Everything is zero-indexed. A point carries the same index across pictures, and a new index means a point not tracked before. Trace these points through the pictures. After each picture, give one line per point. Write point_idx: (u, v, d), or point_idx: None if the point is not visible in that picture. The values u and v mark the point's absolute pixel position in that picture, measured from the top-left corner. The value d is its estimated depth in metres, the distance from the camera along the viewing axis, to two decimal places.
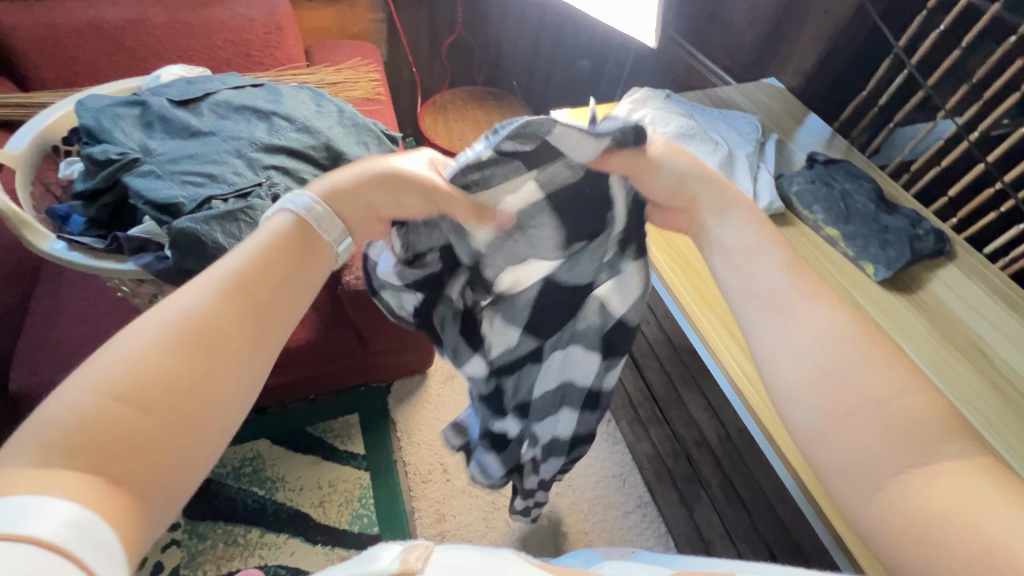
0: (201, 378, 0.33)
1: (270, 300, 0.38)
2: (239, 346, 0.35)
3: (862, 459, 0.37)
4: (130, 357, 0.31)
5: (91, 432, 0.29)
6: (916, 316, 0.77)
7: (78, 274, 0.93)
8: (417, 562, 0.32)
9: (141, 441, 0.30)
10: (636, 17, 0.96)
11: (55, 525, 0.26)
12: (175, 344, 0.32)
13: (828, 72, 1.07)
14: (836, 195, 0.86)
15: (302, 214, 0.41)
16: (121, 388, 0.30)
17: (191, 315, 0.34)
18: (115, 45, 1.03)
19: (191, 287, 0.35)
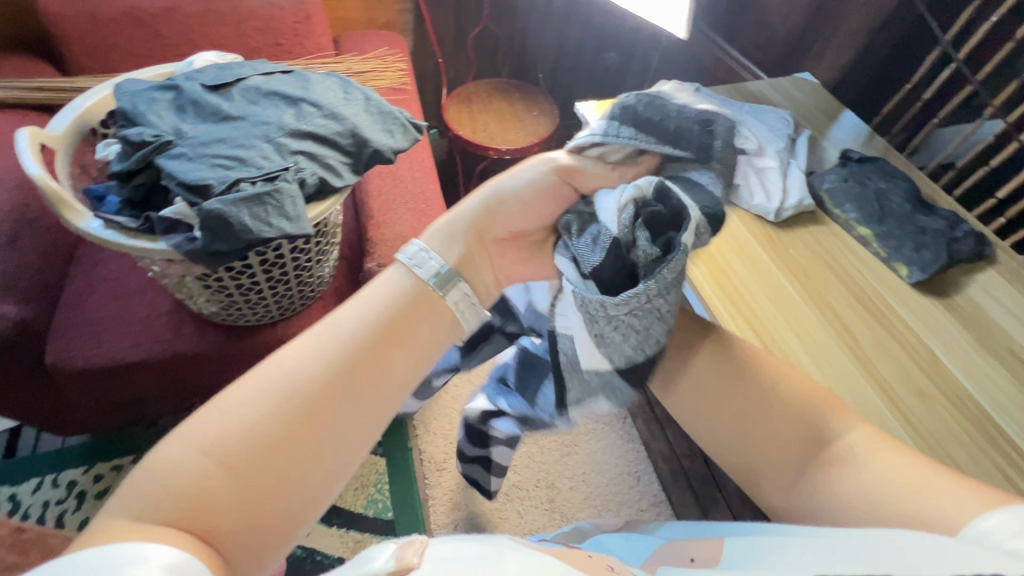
0: (285, 443, 0.37)
1: (369, 370, 0.41)
2: (328, 413, 0.39)
3: (761, 471, 0.48)
4: (234, 421, 0.36)
5: (190, 492, 0.34)
6: (948, 318, 0.75)
7: (111, 255, 0.96)
8: (413, 557, 0.33)
9: (228, 498, 0.35)
10: (665, 7, 0.94)
11: (160, 566, 0.31)
12: (276, 411, 0.37)
13: (865, 67, 1.04)
14: (869, 194, 0.83)
15: (410, 266, 0.46)
16: (212, 449, 0.35)
17: (292, 381, 0.39)
18: (151, 32, 1.06)
19: (300, 352, 0.40)
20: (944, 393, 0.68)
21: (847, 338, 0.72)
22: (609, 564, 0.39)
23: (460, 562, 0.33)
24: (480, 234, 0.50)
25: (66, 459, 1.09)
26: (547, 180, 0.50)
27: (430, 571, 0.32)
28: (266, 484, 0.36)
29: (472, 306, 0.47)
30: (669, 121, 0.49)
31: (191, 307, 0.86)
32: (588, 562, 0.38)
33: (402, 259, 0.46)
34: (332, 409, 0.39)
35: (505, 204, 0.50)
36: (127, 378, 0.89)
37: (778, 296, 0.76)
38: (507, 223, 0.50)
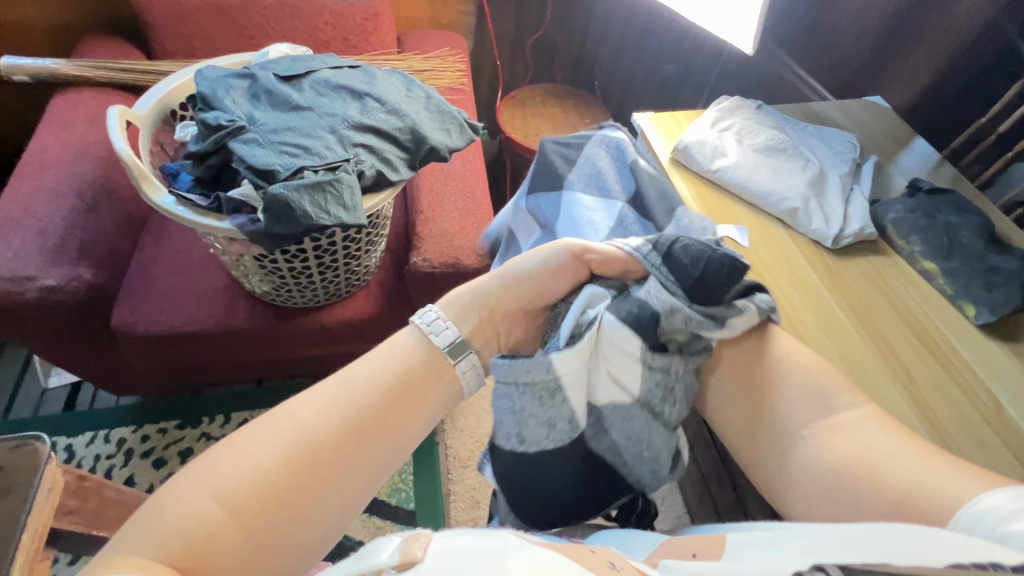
0: (285, 494, 0.38)
1: (361, 442, 0.42)
2: (337, 465, 0.40)
3: (785, 480, 0.46)
4: (243, 468, 0.38)
5: (196, 540, 0.35)
6: (1020, 367, 0.70)
7: (177, 229, 1.02)
8: (418, 551, 0.34)
9: (231, 545, 0.36)
10: (734, 21, 0.92)
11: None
12: (277, 461, 0.39)
13: (942, 94, 0.99)
14: (938, 228, 0.79)
15: (426, 331, 0.49)
16: (223, 495, 0.37)
17: (300, 432, 0.40)
18: (230, 23, 1.12)
19: (310, 405, 0.42)
20: (1010, 446, 0.63)
21: (904, 379, 0.68)
22: (612, 560, 0.38)
23: (465, 555, 0.34)
24: (510, 305, 0.54)
25: (118, 418, 1.16)
26: (554, 260, 0.55)
27: (432, 565, 0.33)
28: (257, 535, 0.37)
29: (477, 375, 0.49)
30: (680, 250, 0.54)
31: (247, 284, 0.91)
32: (589, 557, 0.37)
33: (420, 322, 0.49)
34: (325, 465, 0.40)
35: (523, 282, 0.55)
36: (182, 348, 0.94)
37: (832, 329, 0.73)
38: (518, 294, 0.54)
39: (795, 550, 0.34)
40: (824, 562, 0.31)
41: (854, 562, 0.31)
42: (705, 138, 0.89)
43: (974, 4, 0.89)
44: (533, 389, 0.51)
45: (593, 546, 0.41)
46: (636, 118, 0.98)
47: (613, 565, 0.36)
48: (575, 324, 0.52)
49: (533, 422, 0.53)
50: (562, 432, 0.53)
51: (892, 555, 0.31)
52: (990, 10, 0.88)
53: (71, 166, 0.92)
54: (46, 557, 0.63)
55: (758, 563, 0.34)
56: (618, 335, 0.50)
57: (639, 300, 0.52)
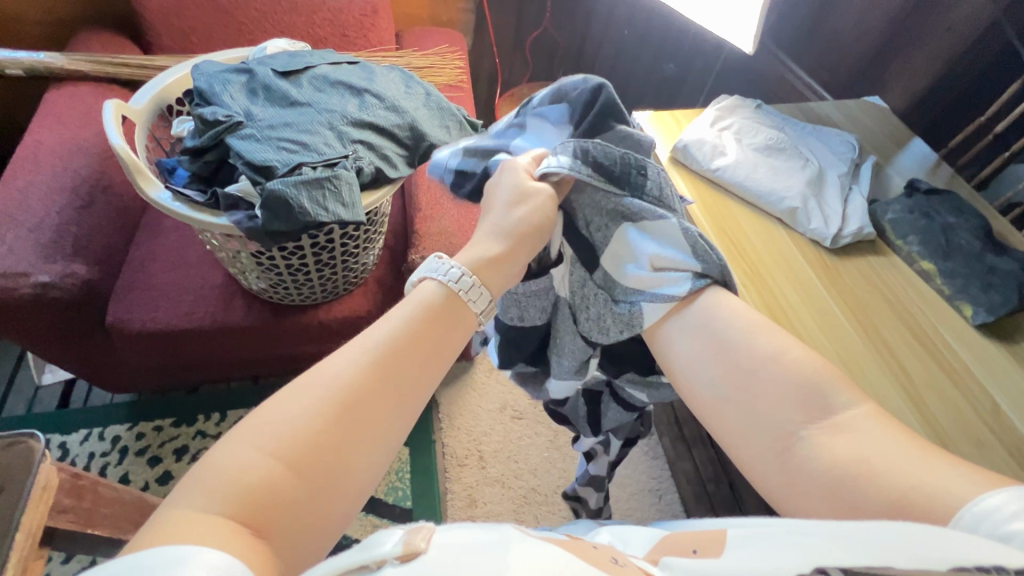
0: (338, 441, 0.38)
1: (405, 382, 0.42)
2: (380, 407, 0.40)
3: (780, 477, 0.45)
4: (290, 425, 0.37)
5: (254, 492, 0.34)
6: (1014, 365, 0.70)
7: (173, 225, 1.01)
8: (420, 543, 0.34)
9: (288, 498, 0.35)
10: (735, 20, 0.92)
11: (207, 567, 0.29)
12: (325, 412, 0.38)
13: (941, 94, 0.99)
14: (935, 228, 0.79)
15: (452, 285, 0.47)
16: (281, 449, 0.36)
17: (340, 383, 0.39)
18: (228, 18, 1.11)
19: (348, 352, 0.41)
20: (1004, 444, 0.64)
21: (901, 376, 0.69)
22: (613, 556, 0.37)
23: (466, 550, 0.34)
24: (509, 259, 0.52)
25: (112, 415, 1.15)
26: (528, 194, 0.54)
27: (435, 557, 0.33)
28: (314, 484, 0.37)
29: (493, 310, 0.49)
30: (610, 163, 0.56)
31: (244, 281, 0.90)
32: (591, 552, 0.37)
33: (439, 276, 0.47)
34: (374, 412, 0.40)
35: (513, 228, 0.52)
36: (178, 345, 0.94)
37: (829, 325, 0.73)
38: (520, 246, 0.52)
39: (795, 550, 0.33)
40: (825, 566, 0.31)
41: (855, 566, 0.30)
42: (704, 138, 0.89)
43: (973, 5, 0.89)
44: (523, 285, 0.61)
45: (593, 543, 0.41)
46: (636, 118, 0.98)
47: (615, 562, 0.36)
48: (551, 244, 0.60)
49: (519, 307, 0.63)
50: (536, 316, 0.63)
51: (896, 558, 0.31)
52: (990, 12, 0.88)
53: (65, 161, 0.91)
54: (40, 557, 0.62)
55: (759, 561, 0.34)
56: (570, 249, 0.60)
57: (584, 221, 0.58)
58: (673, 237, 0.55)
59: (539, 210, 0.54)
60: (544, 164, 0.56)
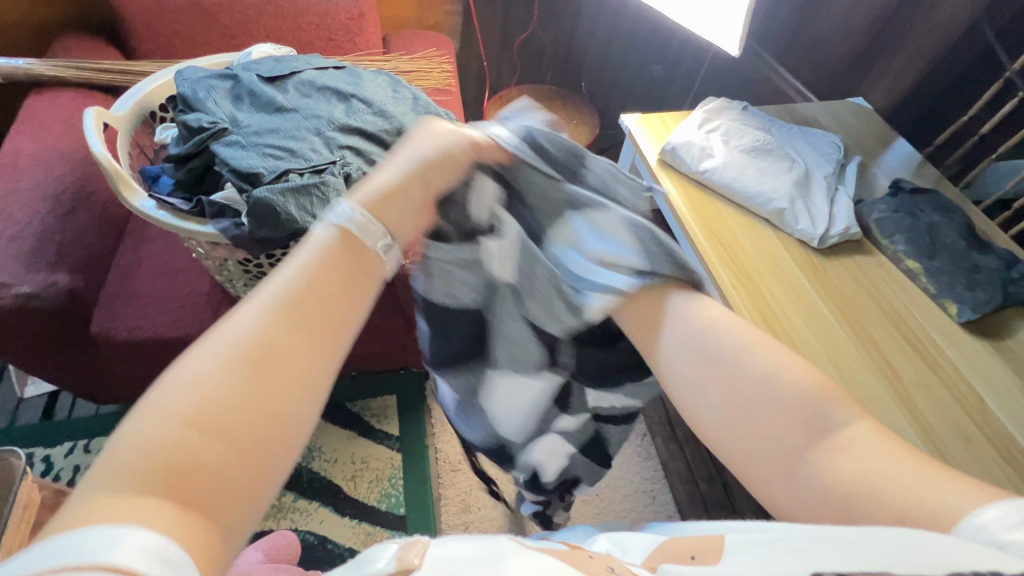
0: (258, 396, 0.30)
1: (331, 321, 0.34)
2: (304, 353, 0.33)
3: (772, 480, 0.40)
4: (199, 387, 0.29)
5: (168, 464, 0.27)
6: (998, 359, 0.71)
7: (159, 233, 0.99)
8: (414, 559, 0.33)
9: (213, 469, 0.28)
10: (721, 23, 0.93)
11: (138, 552, 0.24)
12: (232, 373, 0.30)
13: (923, 94, 1.00)
14: (920, 228, 0.80)
15: (348, 228, 0.37)
16: (194, 414, 0.29)
17: (250, 334, 0.32)
18: (212, 22, 1.09)
19: (250, 302, 0.33)
20: (990, 439, 0.65)
21: (891, 377, 0.69)
22: (609, 565, 0.37)
23: (461, 565, 0.33)
24: (411, 208, 0.40)
25: (99, 426, 1.13)
26: (453, 145, 0.42)
27: (429, 572, 0.33)
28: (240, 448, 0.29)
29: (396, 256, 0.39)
30: (557, 147, 0.47)
31: (231, 289, 0.89)
32: (585, 561, 0.37)
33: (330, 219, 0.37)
34: (292, 356, 0.32)
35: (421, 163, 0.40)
36: (164, 355, 0.92)
37: (819, 327, 0.74)
38: (427, 183, 0.41)
39: (791, 555, 0.32)
40: (822, 571, 0.30)
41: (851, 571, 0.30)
42: (692, 139, 0.89)
43: (954, 7, 0.91)
44: (445, 257, 0.50)
45: (590, 551, 0.41)
46: (625, 120, 0.98)
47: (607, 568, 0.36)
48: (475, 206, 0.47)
49: (442, 274, 0.51)
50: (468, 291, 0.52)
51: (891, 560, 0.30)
52: (970, 13, 0.89)
53: (47, 169, 0.89)
54: None
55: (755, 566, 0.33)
56: (504, 217, 0.49)
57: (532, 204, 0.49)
58: (628, 235, 0.48)
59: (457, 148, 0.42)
60: (491, 129, 0.45)
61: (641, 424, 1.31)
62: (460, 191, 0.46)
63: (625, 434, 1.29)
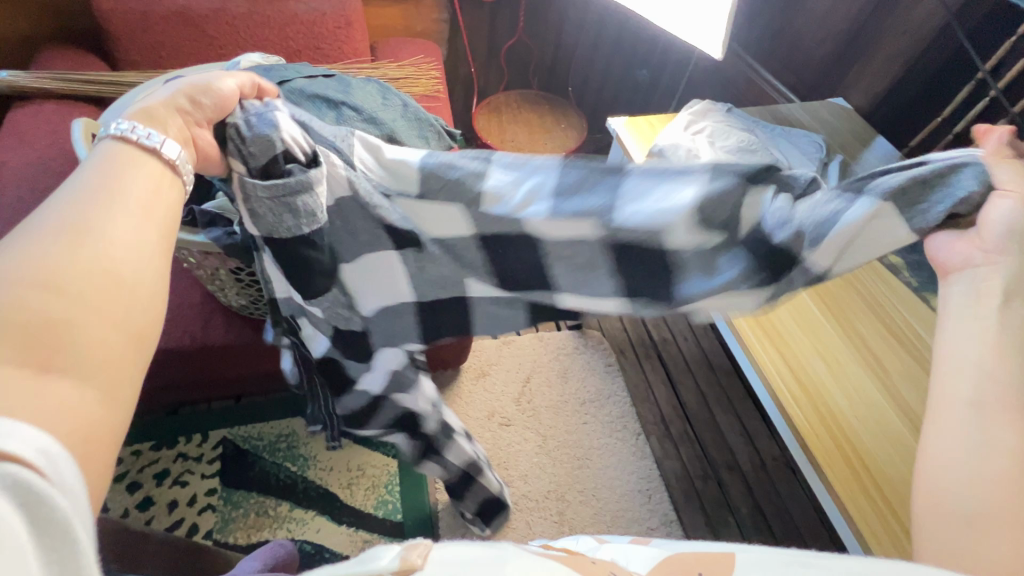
0: (93, 260, 0.31)
1: (154, 206, 0.36)
2: (132, 238, 0.34)
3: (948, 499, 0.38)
4: (21, 262, 0.30)
5: (15, 328, 0.28)
6: None
7: None
8: (417, 559, 0.34)
9: (62, 325, 0.29)
10: (703, 27, 0.95)
11: (31, 445, 0.25)
12: (57, 245, 0.31)
13: (899, 94, 1.03)
14: None
15: (129, 136, 0.38)
16: (36, 281, 0.29)
17: (74, 221, 0.32)
18: (198, 32, 1.09)
19: (64, 195, 0.34)
20: None
21: (875, 367, 0.71)
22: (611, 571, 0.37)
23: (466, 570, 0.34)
24: (176, 128, 0.44)
25: None
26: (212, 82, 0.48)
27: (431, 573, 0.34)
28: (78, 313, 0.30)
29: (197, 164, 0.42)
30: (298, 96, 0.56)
31: (222, 299, 0.89)
32: (588, 566, 0.37)
33: (113, 131, 0.38)
34: (124, 230, 0.34)
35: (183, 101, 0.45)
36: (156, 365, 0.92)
37: (805, 320, 0.76)
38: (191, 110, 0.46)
39: None
40: None
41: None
42: (679, 142, 0.91)
43: (928, 8, 0.94)
44: (275, 188, 0.51)
45: (591, 557, 0.41)
46: (611, 123, 1.00)
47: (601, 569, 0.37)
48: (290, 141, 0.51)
49: (272, 207, 0.52)
50: (312, 221, 0.54)
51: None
52: (943, 14, 0.92)
53: (32, 182, 0.88)
54: None
55: None
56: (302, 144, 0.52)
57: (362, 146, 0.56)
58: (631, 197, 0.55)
59: (213, 94, 0.47)
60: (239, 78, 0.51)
61: (636, 424, 1.30)
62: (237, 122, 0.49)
63: (619, 434, 1.29)
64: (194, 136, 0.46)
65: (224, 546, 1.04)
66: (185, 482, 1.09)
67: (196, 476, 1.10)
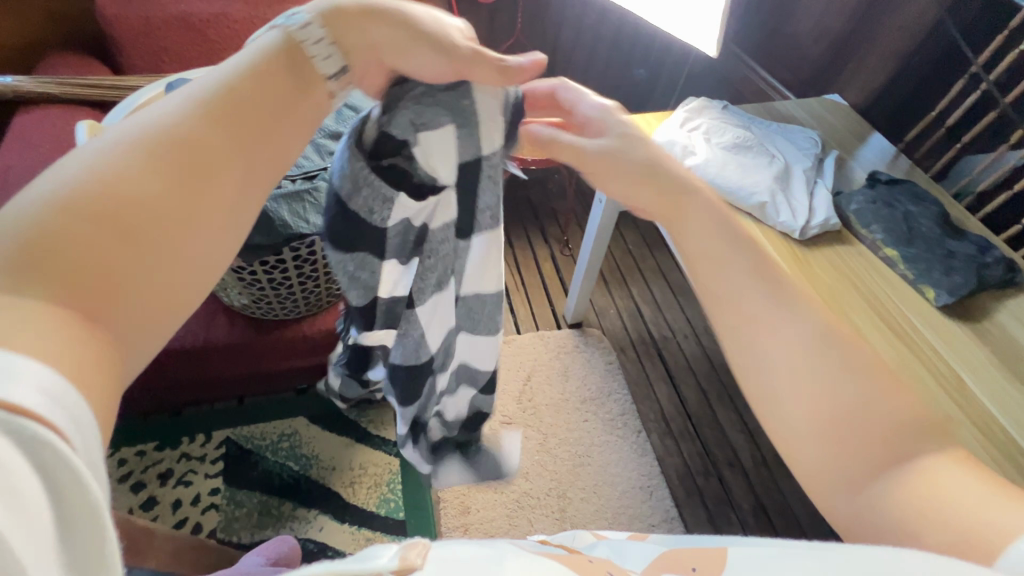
0: (182, 193, 0.28)
1: (257, 138, 0.32)
2: (224, 171, 0.30)
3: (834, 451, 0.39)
4: (107, 174, 0.26)
5: (68, 256, 0.24)
6: (978, 344, 0.74)
7: None
8: (416, 559, 0.33)
9: (123, 269, 0.25)
10: (699, 25, 0.96)
11: (37, 390, 0.21)
12: (151, 160, 0.27)
13: (893, 91, 1.04)
14: (897, 218, 0.83)
15: (295, 43, 0.34)
16: (109, 200, 0.26)
17: (176, 134, 0.29)
18: (199, 37, 1.11)
19: (170, 103, 0.30)
20: (974, 420, 0.67)
21: None
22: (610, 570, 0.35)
23: (462, 563, 0.33)
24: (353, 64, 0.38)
25: None
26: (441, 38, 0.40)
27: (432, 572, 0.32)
28: (152, 247, 0.27)
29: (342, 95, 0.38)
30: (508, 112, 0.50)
31: (224, 298, 0.90)
32: (586, 566, 0.35)
33: (277, 30, 0.35)
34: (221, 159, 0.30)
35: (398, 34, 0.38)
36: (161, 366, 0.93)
37: None
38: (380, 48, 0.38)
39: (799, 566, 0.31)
40: None
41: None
42: (675, 138, 0.92)
43: (922, 6, 0.95)
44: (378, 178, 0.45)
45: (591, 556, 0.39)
46: None
47: (591, 561, 0.36)
48: (422, 161, 0.47)
49: (358, 182, 0.45)
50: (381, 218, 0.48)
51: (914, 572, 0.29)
52: (936, 12, 0.93)
53: None
54: None
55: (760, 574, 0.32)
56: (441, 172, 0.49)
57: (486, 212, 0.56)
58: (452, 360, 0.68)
59: (446, 62, 0.40)
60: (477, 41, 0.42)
61: (637, 422, 1.30)
62: (419, 86, 0.43)
63: (620, 432, 1.28)
64: (385, 68, 0.40)
65: (229, 544, 1.05)
66: (188, 481, 1.10)
67: (199, 476, 1.11)
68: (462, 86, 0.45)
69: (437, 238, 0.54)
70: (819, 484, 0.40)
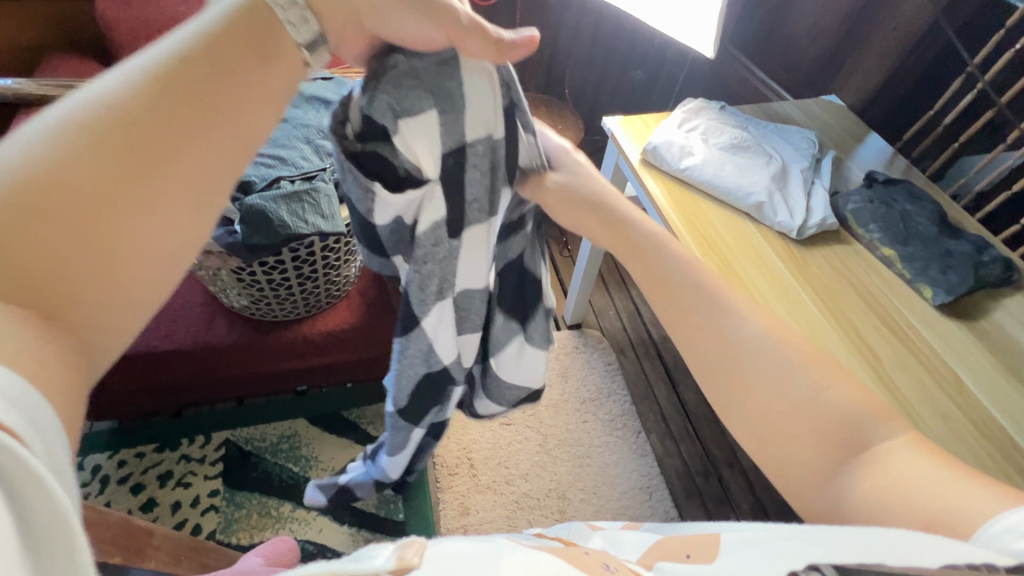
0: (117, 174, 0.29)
1: (197, 110, 0.33)
2: (166, 146, 0.31)
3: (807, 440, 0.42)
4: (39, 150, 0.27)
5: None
6: (974, 343, 0.74)
7: None
8: (413, 558, 0.33)
9: (50, 244, 0.27)
10: (695, 26, 0.96)
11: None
12: (82, 137, 0.29)
13: (890, 91, 1.04)
14: (894, 217, 0.83)
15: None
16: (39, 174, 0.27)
17: (115, 108, 0.30)
18: None
19: (118, 76, 0.31)
20: (970, 417, 0.67)
21: (870, 359, 0.72)
22: (605, 562, 0.35)
23: (457, 561, 0.33)
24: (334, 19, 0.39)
25: (91, 444, 1.11)
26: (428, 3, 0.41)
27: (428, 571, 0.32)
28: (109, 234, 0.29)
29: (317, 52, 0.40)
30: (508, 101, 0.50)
31: (223, 300, 0.90)
32: (582, 559, 0.35)
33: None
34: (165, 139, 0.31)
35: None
36: (160, 368, 0.93)
37: (797, 310, 0.76)
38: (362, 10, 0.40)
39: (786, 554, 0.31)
40: (817, 564, 0.29)
41: (848, 563, 0.29)
42: (673, 139, 0.92)
43: (917, 7, 0.96)
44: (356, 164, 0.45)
45: (585, 548, 0.38)
46: (606, 122, 1.01)
47: (586, 552, 0.36)
48: (404, 152, 0.45)
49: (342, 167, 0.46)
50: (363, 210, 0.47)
51: (880, 555, 0.29)
52: (931, 12, 0.94)
53: None
54: None
55: (752, 563, 0.31)
56: (421, 160, 0.46)
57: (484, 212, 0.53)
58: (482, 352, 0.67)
59: (435, 28, 0.41)
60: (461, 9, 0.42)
61: (636, 423, 1.30)
62: (401, 63, 0.43)
63: (619, 432, 1.28)
64: (366, 31, 0.42)
65: (227, 546, 1.04)
66: (187, 483, 1.10)
67: (198, 477, 1.11)
68: (451, 60, 0.45)
69: (425, 239, 0.50)
70: (793, 482, 0.43)
